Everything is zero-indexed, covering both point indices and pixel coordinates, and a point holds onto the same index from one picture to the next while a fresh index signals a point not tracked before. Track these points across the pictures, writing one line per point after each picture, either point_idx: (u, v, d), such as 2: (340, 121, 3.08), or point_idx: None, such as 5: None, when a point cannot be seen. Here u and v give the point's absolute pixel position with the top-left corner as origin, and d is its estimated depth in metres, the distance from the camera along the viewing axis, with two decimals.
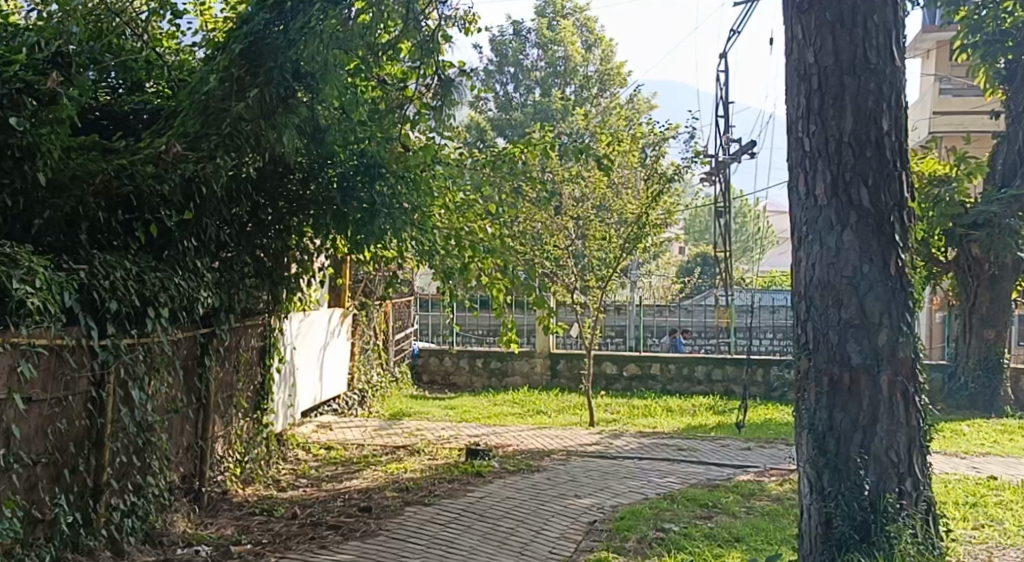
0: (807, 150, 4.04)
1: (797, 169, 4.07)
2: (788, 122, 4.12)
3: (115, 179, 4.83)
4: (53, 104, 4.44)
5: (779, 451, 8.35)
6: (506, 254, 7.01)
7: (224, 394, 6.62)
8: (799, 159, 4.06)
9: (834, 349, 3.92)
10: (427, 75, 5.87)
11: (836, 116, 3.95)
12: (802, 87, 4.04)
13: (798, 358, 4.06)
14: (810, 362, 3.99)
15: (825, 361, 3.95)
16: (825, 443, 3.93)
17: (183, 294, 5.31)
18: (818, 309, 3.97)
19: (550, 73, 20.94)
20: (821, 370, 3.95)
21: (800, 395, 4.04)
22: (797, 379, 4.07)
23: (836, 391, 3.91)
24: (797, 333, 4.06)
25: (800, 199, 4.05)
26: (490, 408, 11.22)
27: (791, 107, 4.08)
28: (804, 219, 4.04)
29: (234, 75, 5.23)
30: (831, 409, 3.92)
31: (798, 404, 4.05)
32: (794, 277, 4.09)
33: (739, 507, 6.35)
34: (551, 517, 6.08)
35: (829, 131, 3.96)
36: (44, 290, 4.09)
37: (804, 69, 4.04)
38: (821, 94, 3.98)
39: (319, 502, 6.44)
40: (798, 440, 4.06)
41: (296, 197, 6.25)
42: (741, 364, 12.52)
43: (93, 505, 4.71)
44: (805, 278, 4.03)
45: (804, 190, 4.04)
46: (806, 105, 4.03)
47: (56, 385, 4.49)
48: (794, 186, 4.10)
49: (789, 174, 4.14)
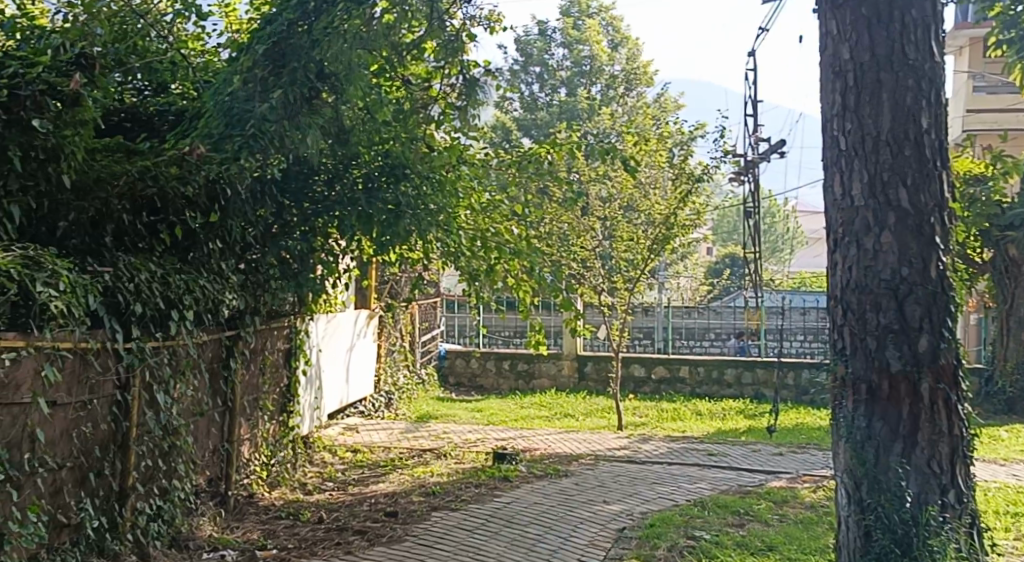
0: (843, 149, 3.93)
1: (832, 169, 3.96)
2: (823, 120, 4.01)
3: (138, 181, 4.80)
4: (76, 105, 4.42)
5: (811, 456, 8.21)
6: (533, 256, 6.87)
7: (250, 397, 6.58)
8: (835, 158, 3.95)
9: (873, 355, 3.80)
10: (450, 75, 6.04)
11: (873, 114, 3.84)
12: (838, 84, 3.93)
13: (834, 365, 3.94)
14: (847, 368, 3.87)
15: (864, 368, 3.82)
16: (864, 453, 3.83)
17: (208, 296, 5.27)
18: (855, 313, 3.86)
19: (577, 72, 20.90)
20: (859, 377, 3.84)
21: (837, 403, 3.93)
22: (834, 386, 3.96)
23: (874, 399, 3.79)
24: (834, 339, 3.94)
25: (836, 200, 3.94)
26: (517, 410, 11.15)
27: (826, 104, 3.98)
28: (840, 221, 3.92)
29: (257, 75, 5.22)
30: (870, 417, 3.80)
31: (835, 412, 3.94)
32: (830, 280, 3.98)
33: (771, 515, 6.24)
34: (579, 524, 6.00)
35: (865, 129, 3.85)
36: (68, 293, 4.04)
37: (839, 65, 3.93)
38: (857, 92, 3.87)
39: (345, 507, 6.39)
40: (836, 450, 3.95)
41: (321, 198, 6.09)
42: (771, 367, 12.36)
43: (119, 509, 4.67)
44: (841, 281, 3.92)
45: (840, 190, 3.93)
46: (841, 103, 3.92)
47: (81, 389, 4.44)
48: (830, 186, 3.99)
49: (824, 174, 4.03)
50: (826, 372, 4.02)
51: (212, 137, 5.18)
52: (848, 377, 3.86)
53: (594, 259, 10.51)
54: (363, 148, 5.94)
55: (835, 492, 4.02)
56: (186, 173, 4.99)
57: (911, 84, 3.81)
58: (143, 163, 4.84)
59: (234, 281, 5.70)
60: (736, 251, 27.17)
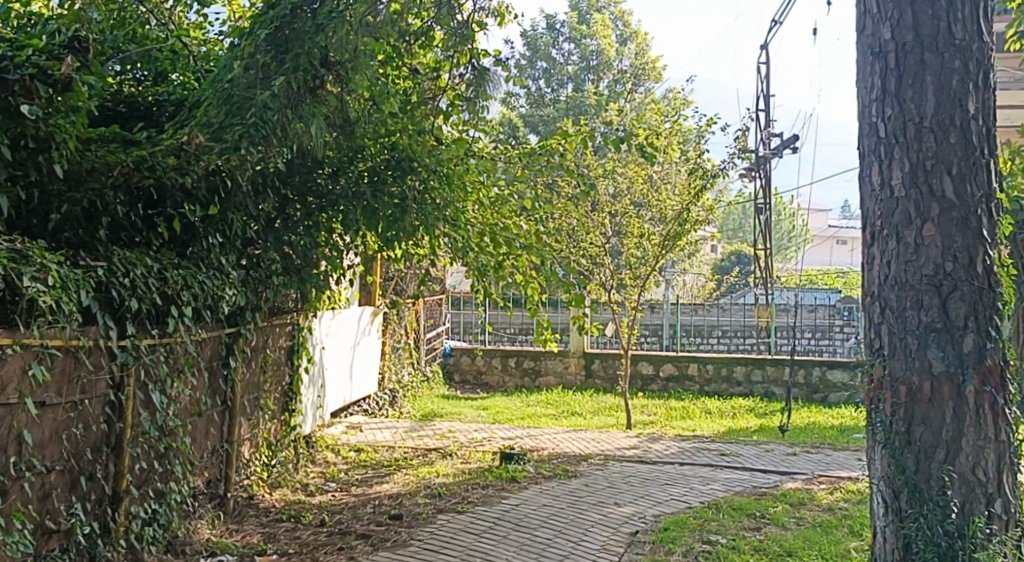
0: (882, 136, 3.74)
1: (871, 157, 3.77)
2: (861, 106, 3.82)
3: (133, 172, 4.62)
4: (68, 90, 4.19)
5: (827, 457, 8.01)
6: (543, 250, 6.66)
7: (251, 396, 6.39)
8: (874, 146, 3.76)
9: (913, 356, 3.61)
10: (461, 65, 5.77)
11: (916, 98, 3.64)
12: (877, 66, 3.74)
13: (872, 365, 3.76)
14: (885, 369, 3.68)
15: (904, 369, 3.64)
16: (904, 459, 3.64)
17: (208, 293, 5.08)
18: (894, 311, 3.67)
19: (584, 66, 20.77)
20: (898, 378, 3.65)
21: (874, 406, 3.74)
22: (870, 388, 3.77)
23: (915, 402, 3.60)
24: (871, 338, 3.76)
25: (874, 190, 3.75)
26: (524, 409, 10.96)
27: (865, 89, 3.78)
28: (879, 213, 3.73)
29: (259, 61, 4.98)
30: (910, 421, 3.62)
31: (872, 415, 3.75)
32: (867, 276, 3.79)
33: (788, 518, 6.04)
34: (591, 527, 5.80)
35: (907, 115, 3.66)
36: (57, 288, 3.85)
37: (879, 47, 3.74)
38: (899, 75, 3.67)
39: (348, 509, 6.20)
40: (873, 456, 3.76)
41: (326, 192, 5.96)
42: (782, 364, 12.15)
43: (112, 514, 4.49)
44: (879, 278, 3.73)
45: (879, 180, 3.74)
46: (881, 87, 3.73)
47: (71, 389, 4.26)
48: (868, 175, 3.80)
49: (861, 163, 3.84)
50: (862, 374, 3.84)
51: (211, 126, 4.95)
52: (887, 379, 3.68)
53: (604, 255, 10.33)
54: (367, 142, 5.81)
55: (871, 500, 3.83)
56: (184, 163, 4.81)
57: (957, 65, 3.61)
58: (139, 152, 4.64)
59: (235, 277, 5.50)
60: (743, 249, 27.02)
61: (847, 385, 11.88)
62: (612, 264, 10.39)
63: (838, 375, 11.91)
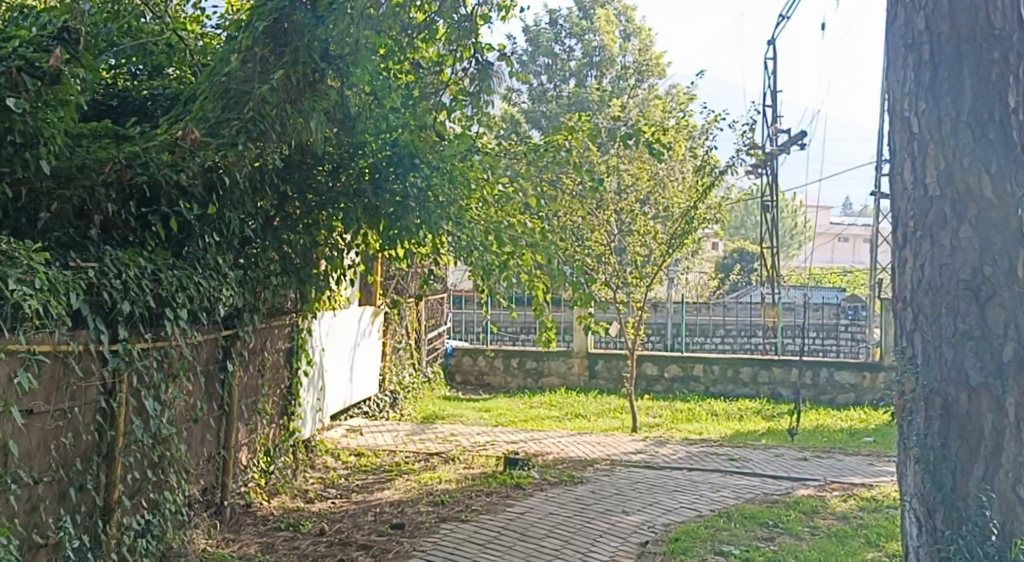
0: (915, 132, 3.58)
1: (903, 155, 3.62)
2: (894, 101, 3.66)
3: (126, 169, 4.42)
4: (56, 83, 4.00)
5: (838, 462, 7.83)
6: (550, 249, 6.48)
7: (249, 401, 6.21)
8: (907, 143, 3.60)
9: (949, 365, 3.44)
10: (463, 59, 5.39)
11: (952, 92, 3.47)
12: (911, 58, 3.58)
13: (905, 375, 3.60)
14: (918, 379, 3.52)
15: (939, 380, 3.47)
16: (940, 476, 3.47)
17: (205, 294, 4.89)
18: (927, 318, 3.51)
19: (587, 62, 20.56)
20: (933, 390, 3.48)
21: (907, 418, 3.58)
22: (903, 399, 3.61)
23: (951, 415, 3.44)
24: (904, 346, 3.60)
25: (907, 190, 3.60)
26: (527, 410, 10.79)
27: (897, 83, 3.62)
28: (911, 213, 3.58)
29: (258, 55, 4.78)
30: (945, 435, 3.45)
31: (905, 429, 3.59)
32: (899, 280, 3.64)
33: (803, 527, 5.87)
34: (600, 537, 5.62)
35: (943, 110, 3.49)
36: (45, 290, 3.66)
37: (913, 38, 3.57)
38: (933, 67, 3.51)
39: (348, 517, 6.02)
40: (907, 472, 3.59)
41: (326, 190, 5.85)
42: (789, 365, 11.97)
43: (103, 526, 4.31)
44: (912, 282, 3.58)
45: (911, 178, 3.59)
46: (913, 81, 3.56)
47: (60, 396, 4.06)
48: (900, 174, 3.64)
49: (894, 160, 3.68)
50: (894, 384, 3.68)
51: (209, 122, 4.80)
52: (921, 390, 3.51)
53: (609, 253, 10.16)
54: (370, 138, 5.62)
55: (903, 518, 3.66)
56: (178, 159, 4.59)
57: (996, 57, 3.42)
58: (131, 149, 4.45)
59: (233, 278, 5.32)
60: (745, 247, 26.84)
61: (855, 387, 11.70)
62: (618, 263, 10.22)
63: (846, 376, 11.73)
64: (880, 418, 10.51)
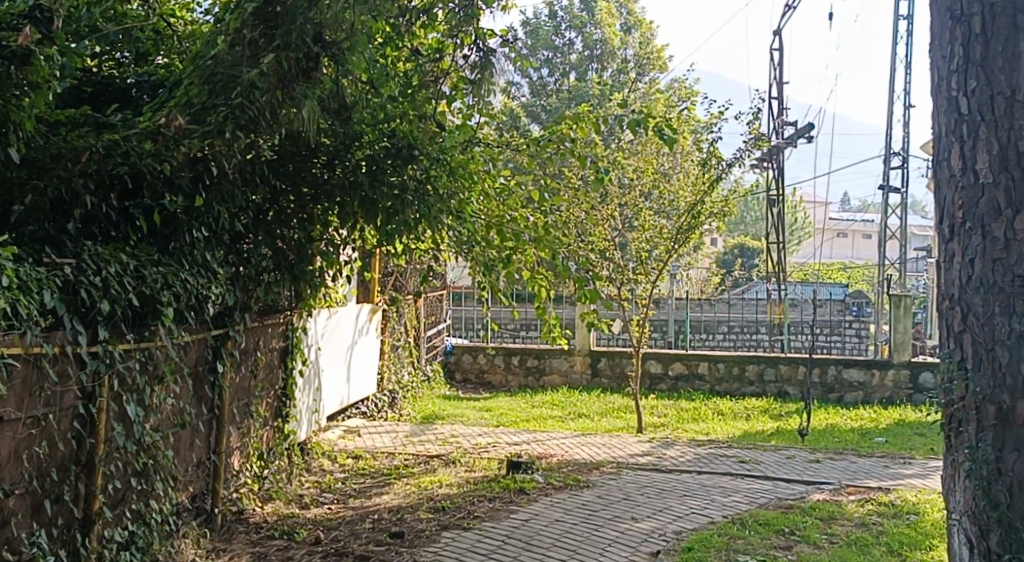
0: (963, 113, 3.32)
1: (949, 138, 3.36)
2: (939, 78, 3.41)
3: (104, 159, 4.18)
4: (26, 64, 3.76)
5: (852, 464, 7.56)
6: (554, 245, 6.14)
7: (241, 403, 5.94)
8: (954, 124, 3.34)
9: (1005, 370, 3.19)
10: (464, 46, 5.14)
11: (1007, 68, 3.23)
12: (958, 32, 3.32)
13: (951, 380, 3.36)
14: (969, 386, 3.27)
15: (992, 386, 3.22)
16: (996, 493, 3.21)
17: (191, 292, 4.63)
18: (979, 318, 3.26)
19: (588, 56, 20.34)
20: (985, 397, 3.23)
21: (956, 428, 3.33)
22: (950, 408, 3.37)
23: (1008, 425, 3.18)
24: (952, 349, 3.36)
25: (954, 176, 3.34)
26: (528, 410, 10.52)
27: (944, 59, 3.37)
28: (959, 202, 3.32)
29: (246, 38, 4.48)
30: (1001, 447, 3.20)
31: (953, 440, 3.36)
32: (945, 275, 3.40)
33: (820, 535, 5.60)
34: (609, 547, 5.36)
35: (996, 88, 3.24)
36: (11, 289, 3.42)
37: (962, 10, 3.32)
38: (985, 41, 3.26)
39: (345, 525, 5.76)
40: (956, 487, 3.36)
41: (321, 182, 5.52)
42: (796, 363, 11.70)
43: (83, 539, 4.04)
44: (961, 279, 3.32)
45: (960, 163, 3.33)
46: (963, 57, 3.31)
47: (34, 403, 3.80)
48: (946, 159, 3.39)
49: (938, 144, 3.43)
50: (941, 390, 3.44)
51: (193, 108, 4.53)
52: (972, 397, 3.27)
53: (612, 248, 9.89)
54: (365, 128, 5.40)
55: (951, 536, 3.41)
56: (162, 148, 4.34)
57: None
58: (110, 137, 4.21)
59: (223, 275, 5.05)
60: (745, 242, 26.60)
61: (864, 385, 11.44)
62: (623, 259, 9.96)
63: (854, 374, 11.47)
64: (890, 418, 10.26)
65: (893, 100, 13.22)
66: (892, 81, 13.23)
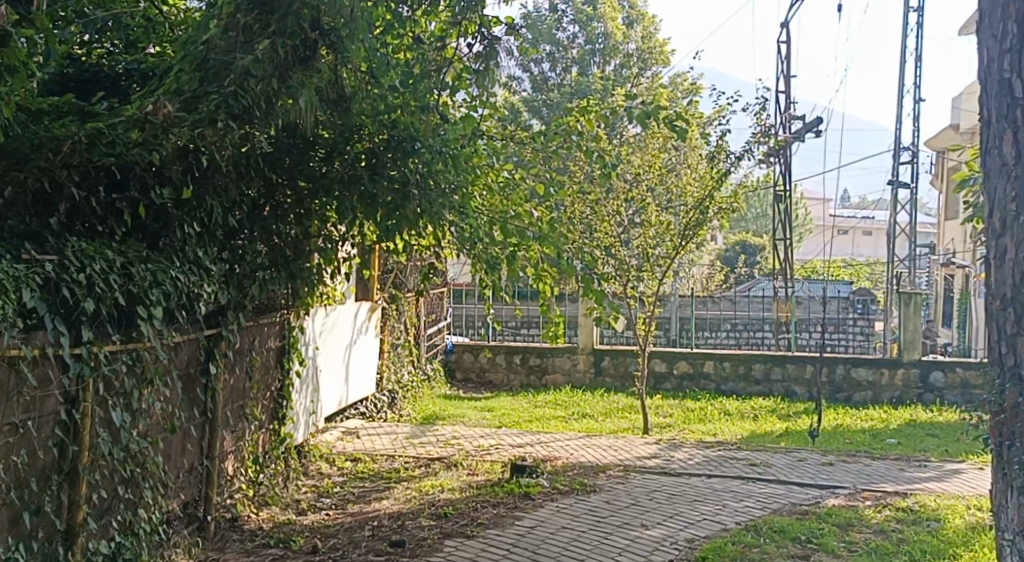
0: (1018, 97, 3.32)
1: (1003, 123, 3.34)
2: (988, 59, 3.39)
3: (88, 150, 3.95)
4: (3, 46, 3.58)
5: (866, 467, 7.34)
6: (560, 242, 5.83)
7: (235, 405, 5.72)
8: (1008, 108, 3.33)
9: None
10: (467, 35, 4.91)
11: None
12: (1014, 11, 3.31)
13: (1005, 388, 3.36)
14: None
15: None
16: None
17: (183, 291, 4.40)
18: None
19: (590, 50, 20.01)
20: None
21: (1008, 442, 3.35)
22: (1000, 422, 3.38)
23: None
24: (1002, 349, 3.36)
25: (1007, 163, 3.33)
26: (530, 410, 10.29)
27: (995, 39, 3.36)
28: (1013, 193, 3.31)
29: (240, 23, 4.26)
30: None
31: (1005, 455, 3.38)
32: (995, 271, 3.38)
33: (839, 543, 5.39)
34: (619, 556, 5.14)
35: None
36: None
37: None
38: None
39: (344, 532, 5.54)
40: (1008, 506, 3.38)
41: (319, 176, 5.30)
42: (803, 362, 11.48)
43: (65, 552, 3.82)
44: (1014, 278, 3.31)
45: (1015, 151, 3.32)
46: (1019, 37, 3.30)
47: (11, 409, 3.59)
48: (997, 146, 3.37)
49: (987, 128, 3.41)
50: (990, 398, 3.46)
51: (184, 96, 4.29)
52: None
53: (618, 245, 9.57)
54: (364, 120, 5.18)
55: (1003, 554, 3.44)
56: (150, 138, 4.11)
57: None
58: (94, 126, 4.00)
59: (216, 272, 4.82)
60: (747, 239, 26.38)
61: (872, 384, 11.23)
62: (628, 255, 9.66)
63: (863, 373, 11.25)
64: (901, 418, 10.04)
65: (903, 94, 13.01)
66: (902, 74, 13.01)
